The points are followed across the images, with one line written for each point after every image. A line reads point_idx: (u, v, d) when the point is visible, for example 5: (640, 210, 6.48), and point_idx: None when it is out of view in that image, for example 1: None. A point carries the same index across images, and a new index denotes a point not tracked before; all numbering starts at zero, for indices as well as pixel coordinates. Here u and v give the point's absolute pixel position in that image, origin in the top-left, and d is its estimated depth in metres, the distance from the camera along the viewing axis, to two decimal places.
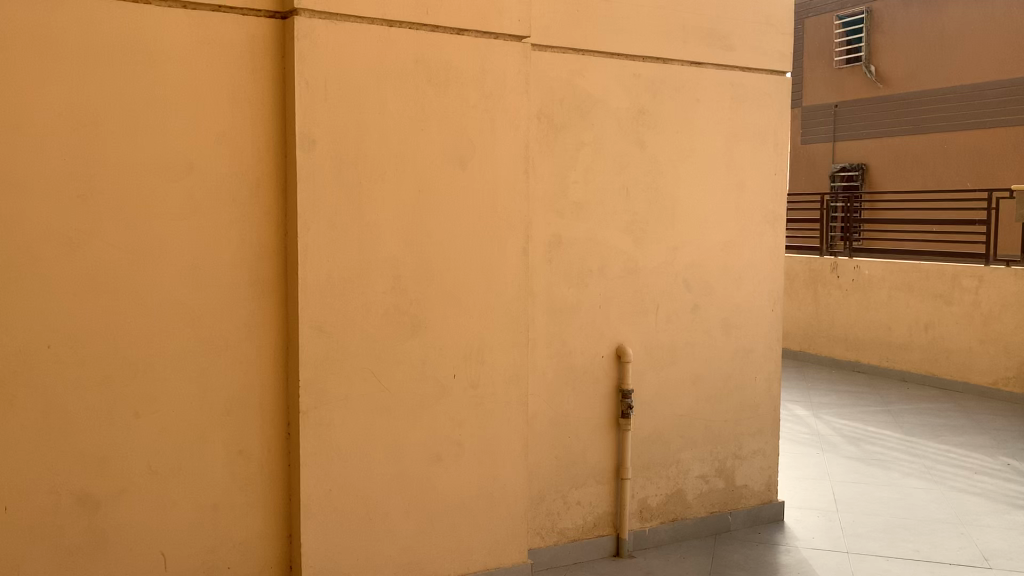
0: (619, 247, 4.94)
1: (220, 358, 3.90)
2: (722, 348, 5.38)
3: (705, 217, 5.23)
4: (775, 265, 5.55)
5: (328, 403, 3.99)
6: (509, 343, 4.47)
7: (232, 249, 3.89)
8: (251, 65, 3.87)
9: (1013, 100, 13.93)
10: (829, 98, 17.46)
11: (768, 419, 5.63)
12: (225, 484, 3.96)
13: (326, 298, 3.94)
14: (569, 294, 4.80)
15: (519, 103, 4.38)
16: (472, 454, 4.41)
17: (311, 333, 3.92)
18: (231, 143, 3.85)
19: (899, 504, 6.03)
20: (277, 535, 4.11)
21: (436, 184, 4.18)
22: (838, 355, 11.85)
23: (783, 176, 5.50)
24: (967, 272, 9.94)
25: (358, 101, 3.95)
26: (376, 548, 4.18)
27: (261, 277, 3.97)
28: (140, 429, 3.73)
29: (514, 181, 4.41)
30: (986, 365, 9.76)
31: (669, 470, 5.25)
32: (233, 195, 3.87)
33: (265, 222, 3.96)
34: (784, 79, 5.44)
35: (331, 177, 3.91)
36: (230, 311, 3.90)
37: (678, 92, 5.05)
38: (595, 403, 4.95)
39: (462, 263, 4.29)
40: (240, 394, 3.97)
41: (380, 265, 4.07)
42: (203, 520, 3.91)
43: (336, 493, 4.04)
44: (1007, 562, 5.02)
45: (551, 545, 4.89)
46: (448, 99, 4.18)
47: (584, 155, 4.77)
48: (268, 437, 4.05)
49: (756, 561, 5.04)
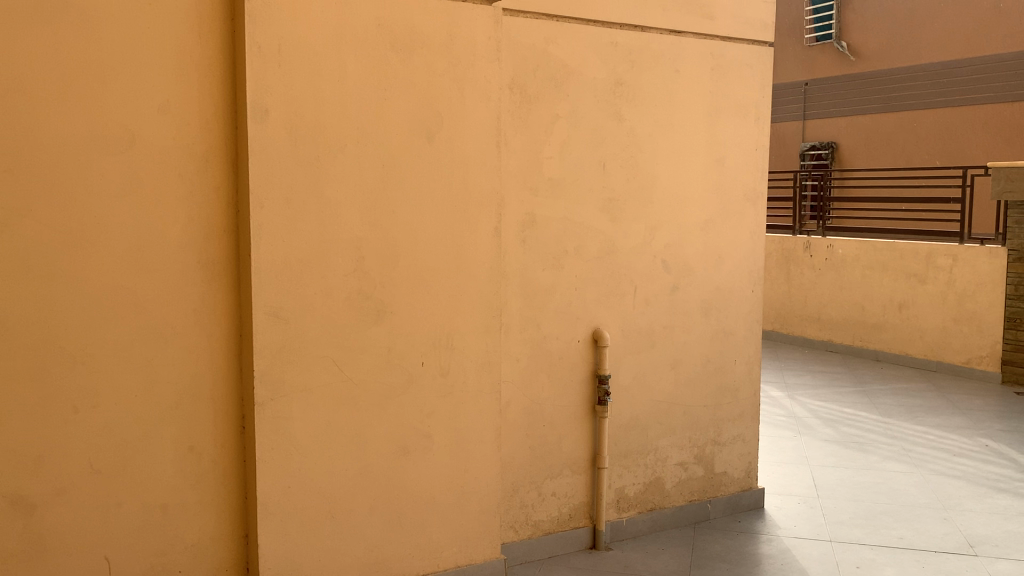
0: (596, 226, 4.69)
1: (169, 347, 3.60)
2: (702, 331, 5.17)
3: (685, 195, 5.00)
4: (756, 245, 5.34)
5: (287, 395, 3.71)
6: (481, 328, 4.22)
7: (179, 229, 3.58)
8: (198, 28, 3.55)
9: (983, 77, 13.89)
10: (799, 76, 17.31)
11: (748, 405, 5.44)
12: (175, 483, 3.67)
13: (283, 282, 3.66)
14: (544, 276, 4.55)
15: (490, 72, 4.10)
16: (442, 446, 4.16)
17: (266, 320, 3.63)
18: (177, 113, 3.53)
19: (880, 489, 5.89)
20: (233, 536, 3.83)
21: (402, 158, 3.90)
22: (811, 335, 11.76)
23: (764, 152, 5.28)
24: (941, 250, 9.87)
25: (315, 68, 3.64)
26: (340, 548, 3.92)
27: (213, 259, 3.67)
28: (80, 425, 3.42)
29: (485, 156, 4.13)
30: (961, 345, 9.71)
31: (646, 459, 5.04)
32: (180, 170, 3.56)
33: (215, 199, 3.65)
34: (766, 50, 5.21)
35: (287, 150, 3.61)
36: (177, 296, 3.60)
37: (658, 61, 4.79)
38: (571, 390, 4.72)
39: (431, 244, 4.02)
40: (191, 385, 3.67)
41: (343, 246, 3.78)
42: (151, 521, 3.62)
43: (296, 490, 3.78)
44: (993, 548, 4.90)
45: (525, 539, 4.66)
46: (414, 67, 3.89)
47: (559, 129, 4.51)
48: (221, 431, 3.77)
49: (738, 552, 4.87)
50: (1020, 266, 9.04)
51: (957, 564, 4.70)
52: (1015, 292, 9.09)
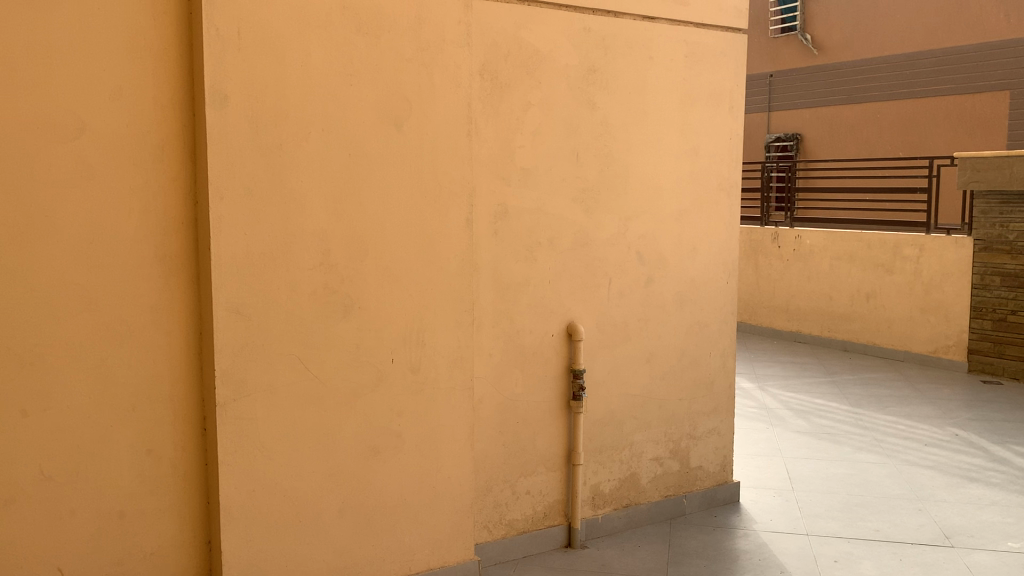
0: (569, 217, 4.57)
1: (124, 346, 3.41)
2: (677, 324, 5.08)
3: (659, 185, 4.90)
4: (730, 236, 5.25)
5: (250, 395, 3.55)
6: (452, 323, 4.08)
7: (134, 221, 3.39)
8: (152, 8, 3.36)
9: (945, 69, 14.03)
10: (765, 67, 17.34)
11: (723, 398, 5.36)
12: (133, 488, 3.49)
13: (244, 277, 3.49)
14: (517, 269, 4.42)
15: (460, 57, 3.95)
16: (412, 445, 4.02)
17: (228, 317, 3.46)
18: (130, 99, 3.34)
19: (854, 481, 5.87)
20: (195, 542, 3.66)
21: (369, 147, 3.74)
22: (779, 326, 11.78)
23: (738, 140, 5.19)
24: (908, 241, 9.92)
25: (277, 52, 3.48)
26: (307, 553, 3.77)
27: (171, 253, 3.48)
28: (29, 430, 3.23)
29: (456, 144, 3.99)
30: (928, 334, 9.79)
31: (621, 454, 4.95)
32: (135, 160, 3.37)
33: (172, 189, 3.47)
34: (739, 37, 5.11)
35: (248, 138, 3.44)
36: (134, 292, 3.41)
37: (631, 48, 4.68)
38: (545, 385, 4.61)
39: (400, 236, 3.87)
40: (148, 386, 3.49)
41: (307, 239, 3.62)
42: (107, 529, 3.44)
43: (261, 493, 3.62)
44: (968, 539, 4.88)
45: (499, 539, 4.54)
46: (381, 52, 3.73)
47: (531, 116, 4.38)
48: (182, 434, 3.58)
49: (715, 547, 4.79)
50: (986, 256, 9.13)
51: (934, 556, 4.67)
52: (980, 282, 9.19)
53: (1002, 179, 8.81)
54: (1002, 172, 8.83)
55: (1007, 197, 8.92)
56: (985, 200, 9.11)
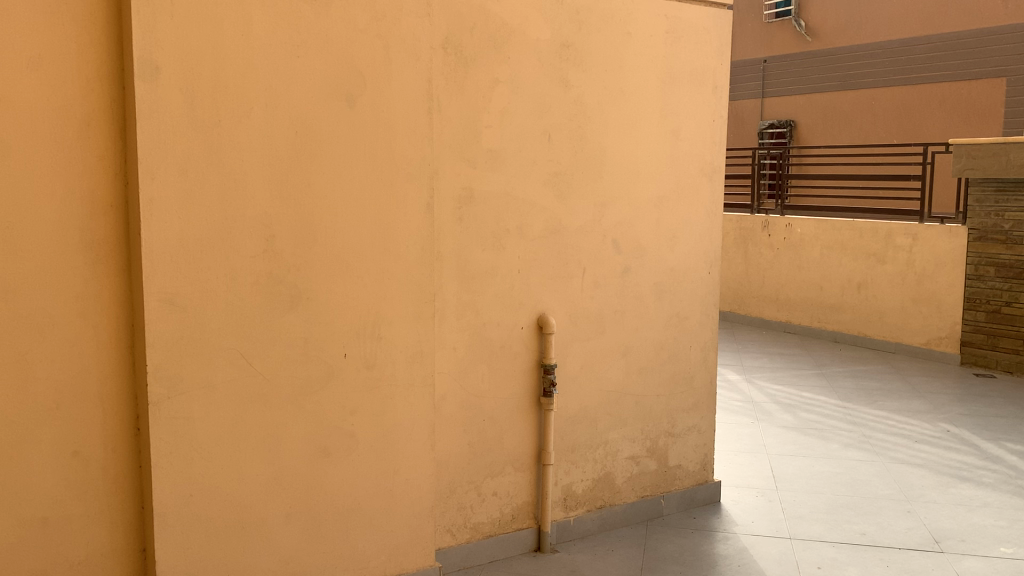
0: (540, 203, 4.30)
1: (47, 339, 3.13)
2: (654, 316, 4.82)
3: (637, 168, 4.62)
4: (712, 223, 4.98)
5: (186, 392, 3.28)
6: (411, 315, 3.81)
7: (57, 203, 3.10)
8: None
9: (941, 55, 13.75)
10: (758, 53, 17.04)
11: (704, 394, 5.11)
12: (59, 493, 3.22)
13: (178, 265, 3.20)
14: (483, 258, 4.15)
15: (420, 29, 3.66)
16: (368, 446, 3.76)
17: (161, 308, 3.18)
18: (50, 69, 3.04)
19: (841, 480, 5.63)
20: (129, 550, 3.40)
21: (318, 123, 3.45)
22: (768, 316, 11.54)
23: (721, 122, 4.92)
24: (901, 229, 9.68)
25: (215, 20, 3.18)
26: (250, 561, 3.51)
27: (98, 239, 3.20)
28: None
29: (415, 122, 3.70)
30: (919, 326, 9.57)
31: (596, 454, 4.70)
32: (57, 137, 3.08)
33: (100, 169, 3.18)
34: (724, 13, 4.82)
35: (182, 113, 3.15)
36: (56, 281, 3.13)
37: (608, 21, 4.39)
38: (514, 381, 4.35)
39: (353, 220, 3.59)
40: (74, 383, 3.21)
41: (249, 224, 3.35)
42: (28, 535, 3.17)
43: (199, 499, 3.35)
44: (959, 544, 4.65)
45: (462, 543, 4.29)
46: (332, 22, 3.44)
47: (499, 95, 4.09)
48: (113, 435, 3.32)
49: (692, 552, 4.55)
50: (980, 246, 8.88)
51: (922, 562, 4.44)
52: (974, 272, 8.95)
53: (998, 167, 8.56)
54: (997, 159, 8.56)
55: (1003, 185, 8.66)
56: (980, 188, 8.85)
